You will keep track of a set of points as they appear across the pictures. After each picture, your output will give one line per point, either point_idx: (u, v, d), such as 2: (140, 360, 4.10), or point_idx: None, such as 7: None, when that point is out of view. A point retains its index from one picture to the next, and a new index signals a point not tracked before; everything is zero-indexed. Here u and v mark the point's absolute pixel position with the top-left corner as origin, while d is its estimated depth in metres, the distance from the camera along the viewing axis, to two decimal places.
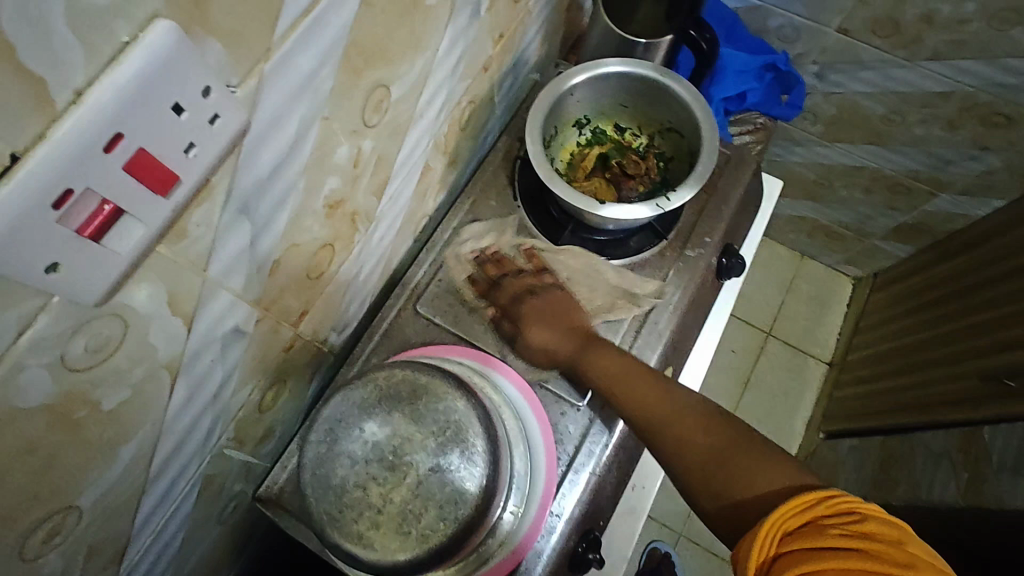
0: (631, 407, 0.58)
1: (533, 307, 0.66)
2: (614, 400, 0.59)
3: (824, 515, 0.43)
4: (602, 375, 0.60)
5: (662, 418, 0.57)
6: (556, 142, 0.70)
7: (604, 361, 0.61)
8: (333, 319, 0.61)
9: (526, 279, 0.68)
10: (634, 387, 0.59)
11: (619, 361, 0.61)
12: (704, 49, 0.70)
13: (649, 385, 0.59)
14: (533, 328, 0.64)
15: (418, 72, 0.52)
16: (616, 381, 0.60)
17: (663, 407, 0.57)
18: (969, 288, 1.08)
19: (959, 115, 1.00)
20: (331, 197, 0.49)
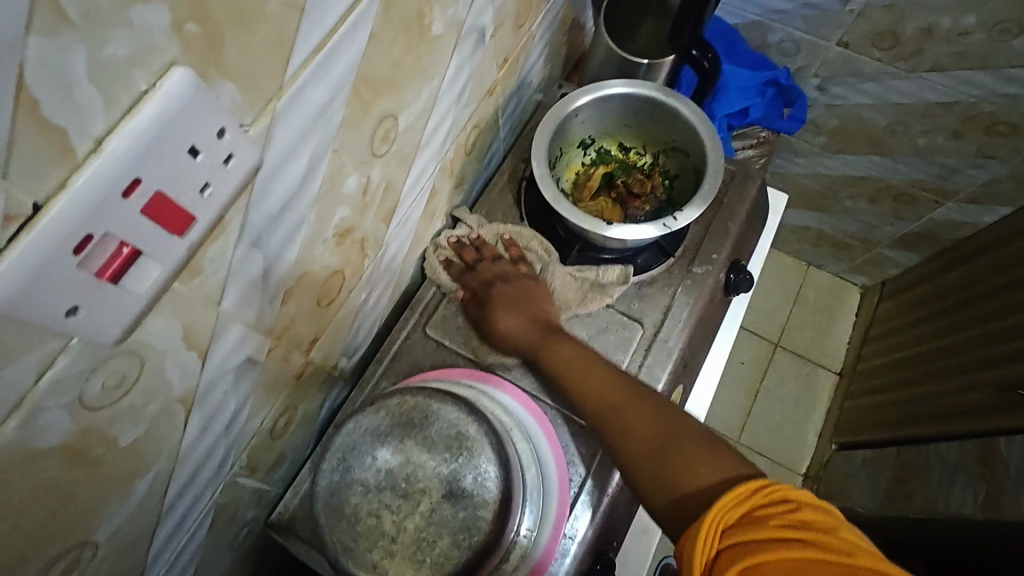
0: (583, 395, 0.58)
1: (503, 292, 0.66)
2: (569, 388, 0.59)
3: (762, 506, 0.41)
4: (559, 363, 0.60)
5: (613, 408, 0.56)
6: (561, 163, 0.70)
7: (562, 349, 0.61)
8: (343, 343, 0.62)
9: (500, 264, 0.68)
10: (590, 378, 0.58)
11: (576, 351, 0.61)
12: (707, 67, 0.71)
13: (602, 375, 0.58)
14: (503, 313, 0.65)
15: (425, 100, 0.52)
16: (572, 371, 0.59)
17: (615, 395, 0.56)
18: (979, 297, 1.07)
19: (962, 124, 1.00)
20: (341, 225, 0.49)
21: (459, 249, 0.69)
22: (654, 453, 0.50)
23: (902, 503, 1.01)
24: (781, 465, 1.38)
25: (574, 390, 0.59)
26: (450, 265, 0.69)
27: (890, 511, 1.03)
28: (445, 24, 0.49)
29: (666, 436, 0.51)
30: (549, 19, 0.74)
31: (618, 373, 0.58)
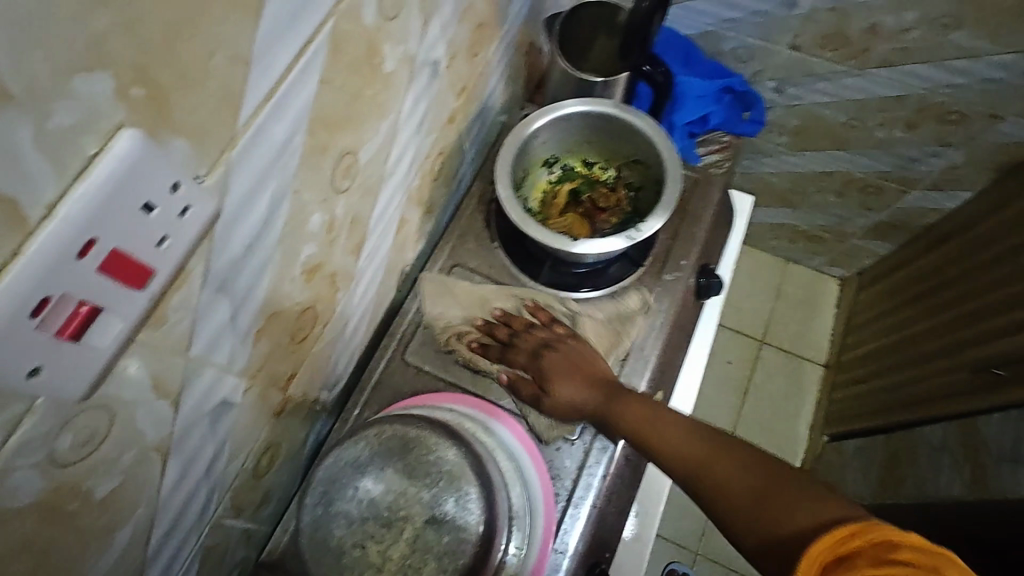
0: (663, 454, 0.53)
1: (550, 360, 0.64)
2: (645, 448, 0.55)
3: (861, 547, 0.37)
4: (625, 423, 0.57)
5: (695, 462, 0.50)
6: (527, 183, 0.72)
7: (626, 408, 0.58)
8: (322, 377, 0.62)
9: (537, 330, 0.67)
10: (663, 432, 0.55)
11: (638, 406, 0.58)
12: (660, 80, 0.74)
13: (676, 427, 0.54)
14: (557, 385, 0.62)
15: (383, 134, 0.54)
16: (642, 429, 0.56)
17: (687, 442, 0.52)
18: (950, 281, 1.10)
19: (916, 116, 1.03)
20: (308, 263, 0.50)
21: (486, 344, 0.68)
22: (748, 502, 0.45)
23: (894, 489, 1.02)
24: None
25: (652, 450, 0.54)
26: (488, 348, 0.67)
27: (884, 499, 1.04)
28: (397, 61, 0.51)
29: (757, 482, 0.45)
30: (505, 45, 0.76)
31: (690, 423, 0.54)
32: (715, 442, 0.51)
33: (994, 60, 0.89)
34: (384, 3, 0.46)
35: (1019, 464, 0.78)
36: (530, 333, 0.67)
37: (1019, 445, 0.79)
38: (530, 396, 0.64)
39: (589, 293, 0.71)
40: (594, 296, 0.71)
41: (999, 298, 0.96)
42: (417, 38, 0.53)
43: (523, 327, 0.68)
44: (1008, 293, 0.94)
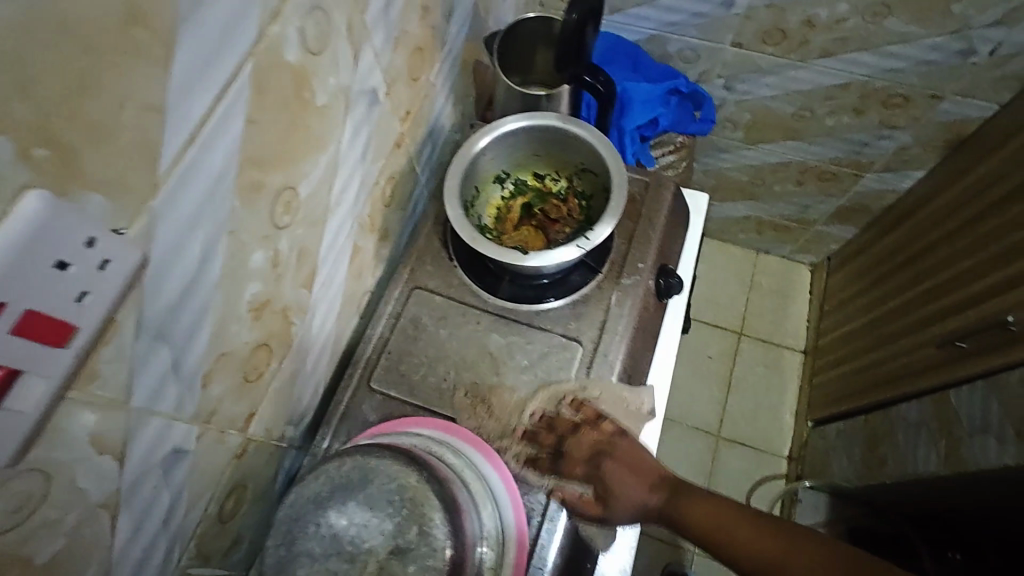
0: (741, 555, 0.58)
1: (606, 462, 0.62)
2: (720, 546, 0.59)
3: None
4: (695, 523, 0.60)
5: (775, 560, 0.57)
6: (480, 201, 0.73)
7: (694, 509, 0.61)
8: (286, 413, 0.62)
9: (586, 429, 0.64)
10: (734, 529, 0.59)
11: (705, 504, 0.61)
12: (602, 91, 0.75)
13: (738, 521, 0.60)
14: (619, 489, 0.61)
15: (324, 166, 0.54)
16: (713, 528, 0.60)
17: (752, 534, 0.59)
18: (911, 259, 1.12)
19: (862, 101, 1.06)
20: (255, 300, 0.50)
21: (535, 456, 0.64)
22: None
23: (877, 470, 1.03)
24: (764, 451, 1.40)
25: (728, 552, 0.59)
26: (535, 463, 0.64)
27: (869, 480, 1.05)
28: (329, 93, 0.51)
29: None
30: (448, 66, 0.77)
31: (752, 515, 0.60)
32: (786, 531, 0.58)
33: (928, 43, 0.92)
34: (307, 38, 0.46)
35: (989, 434, 0.78)
36: (577, 437, 0.64)
37: (987, 415, 0.80)
38: (593, 510, 0.61)
39: (550, 303, 0.71)
40: (555, 306, 0.71)
41: (953, 273, 0.97)
42: (349, 69, 0.53)
43: (567, 430, 0.65)
44: (961, 267, 0.96)
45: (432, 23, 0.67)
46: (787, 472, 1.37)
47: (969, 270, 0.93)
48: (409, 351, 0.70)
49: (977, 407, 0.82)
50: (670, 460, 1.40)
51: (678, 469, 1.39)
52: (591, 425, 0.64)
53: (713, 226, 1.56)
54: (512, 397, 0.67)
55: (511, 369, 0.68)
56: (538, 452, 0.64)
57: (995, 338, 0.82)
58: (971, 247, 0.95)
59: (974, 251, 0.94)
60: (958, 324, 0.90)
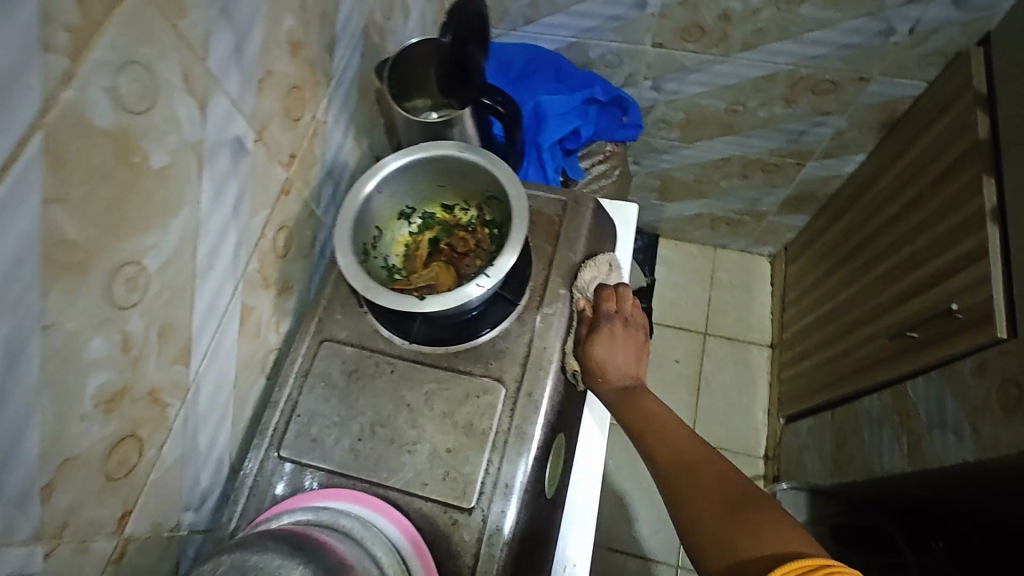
0: (656, 451, 0.58)
1: (609, 325, 0.66)
2: (642, 437, 0.60)
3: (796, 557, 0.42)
4: (635, 409, 0.62)
5: (680, 463, 0.55)
6: (384, 240, 0.68)
7: (645, 399, 0.63)
8: (179, 499, 0.56)
9: (618, 303, 0.68)
10: (665, 429, 0.60)
11: (654, 404, 0.62)
12: (503, 111, 0.71)
13: (671, 427, 0.60)
14: (606, 345, 0.65)
15: (179, 232, 0.49)
16: (646, 417, 0.61)
17: (676, 439, 0.58)
18: (859, 246, 1.09)
19: (791, 91, 1.03)
20: (104, 392, 0.45)
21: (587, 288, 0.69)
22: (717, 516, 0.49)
23: (846, 468, 0.99)
24: (739, 453, 1.36)
25: (646, 443, 0.59)
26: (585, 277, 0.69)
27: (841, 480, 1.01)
28: (171, 152, 0.46)
29: (733, 499, 0.50)
30: (340, 100, 0.72)
31: (688, 433, 0.59)
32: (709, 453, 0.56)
33: (847, 26, 0.89)
34: (122, 98, 0.41)
35: (948, 428, 0.75)
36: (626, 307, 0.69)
37: (944, 407, 0.76)
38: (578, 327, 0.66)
39: (467, 344, 0.67)
40: (472, 346, 0.67)
41: (898, 259, 0.94)
42: (196, 122, 0.48)
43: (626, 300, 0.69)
44: (904, 253, 0.92)
45: (307, 58, 0.63)
46: (764, 472, 1.34)
47: (912, 256, 0.90)
48: (321, 412, 0.65)
49: (933, 401, 0.79)
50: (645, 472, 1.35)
51: None
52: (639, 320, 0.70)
53: (667, 226, 1.52)
54: (432, 450, 0.62)
55: (430, 421, 0.63)
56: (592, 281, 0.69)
57: (943, 325, 0.78)
58: (909, 233, 0.92)
59: (916, 235, 0.90)
60: (909, 312, 0.86)
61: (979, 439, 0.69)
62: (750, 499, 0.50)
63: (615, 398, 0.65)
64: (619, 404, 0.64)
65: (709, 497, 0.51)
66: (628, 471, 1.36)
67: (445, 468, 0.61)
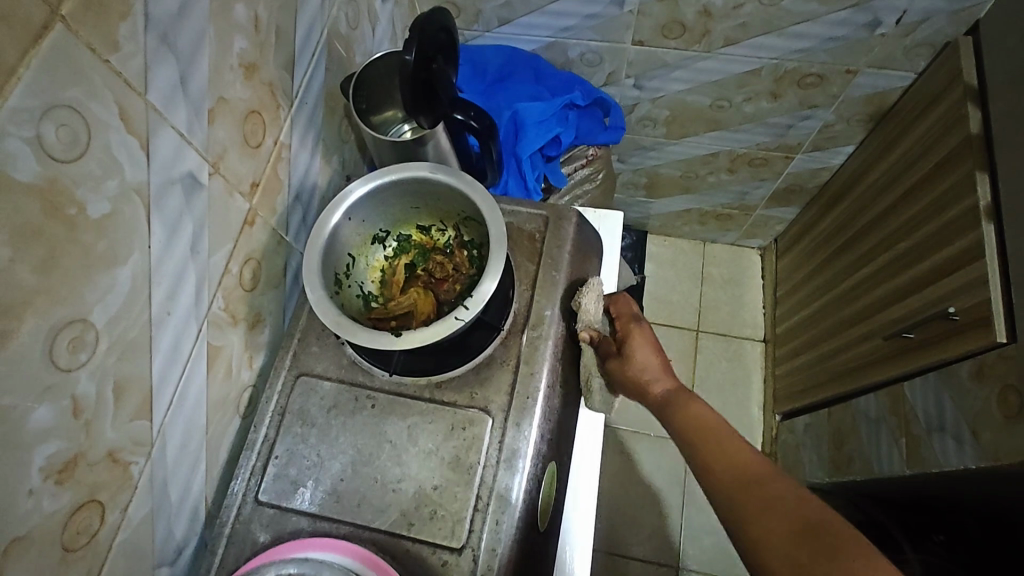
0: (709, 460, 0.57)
1: (635, 335, 0.69)
2: (695, 448, 0.59)
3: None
4: (687, 422, 0.62)
5: (737, 478, 0.54)
6: (358, 267, 0.64)
7: (696, 412, 0.62)
8: (152, 556, 0.53)
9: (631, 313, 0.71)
10: (722, 444, 0.58)
11: (708, 415, 0.61)
12: (476, 126, 0.69)
13: (729, 439, 0.58)
14: (639, 354, 0.68)
15: (129, 282, 0.46)
16: (701, 431, 0.60)
17: (735, 451, 0.56)
18: (850, 242, 1.06)
19: (776, 85, 1.00)
20: (53, 464, 0.41)
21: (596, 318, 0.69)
22: (785, 541, 0.48)
23: (846, 470, 0.98)
24: None
25: (702, 458, 0.58)
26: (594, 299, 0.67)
27: (841, 481, 1.00)
28: (111, 199, 0.43)
29: (801, 521, 0.49)
30: (304, 119, 0.68)
31: (741, 442, 0.58)
32: (771, 468, 0.54)
33: (832, 18, 0.86)
34: (48, 147, 0.37)
35: (949, 433, 0.73)
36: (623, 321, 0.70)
37: (944, 411, 0.75)
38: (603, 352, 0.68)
39: (449, 373, 0.64)
40: (454, 375, 0.64)
41: (891, 256, 0.91)
42: (139, 164, 0.45)
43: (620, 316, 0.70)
44: (897, 250, 0.90)
45: (263, 80, 0.59)
46: None
47: (905, 255, 0.87)
48: (299, 452, 0.62)
49: (932, 404, 0.77)
50: (643, 474, 1.34)
51: (652, 483, 1.33)
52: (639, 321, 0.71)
53: (655, 223, 1.50)
54: (418, 488, 0.59)
55: (414, 456, 0.60)
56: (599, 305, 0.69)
57: (939, 328, 0.76)
58: (901, 229, 0.90)
59: (910, 231, 0.87)
60: (905, 311, 0.84)
61: (981, 445, 0.68)
62: (819, 520, 0.48)
63: (661, 403, 0.66)
64: (666, 414, 0.65)
65: (775, 521, 0.50)
66: (627, 475, 1.34)
67: (432, 506, 0.58)
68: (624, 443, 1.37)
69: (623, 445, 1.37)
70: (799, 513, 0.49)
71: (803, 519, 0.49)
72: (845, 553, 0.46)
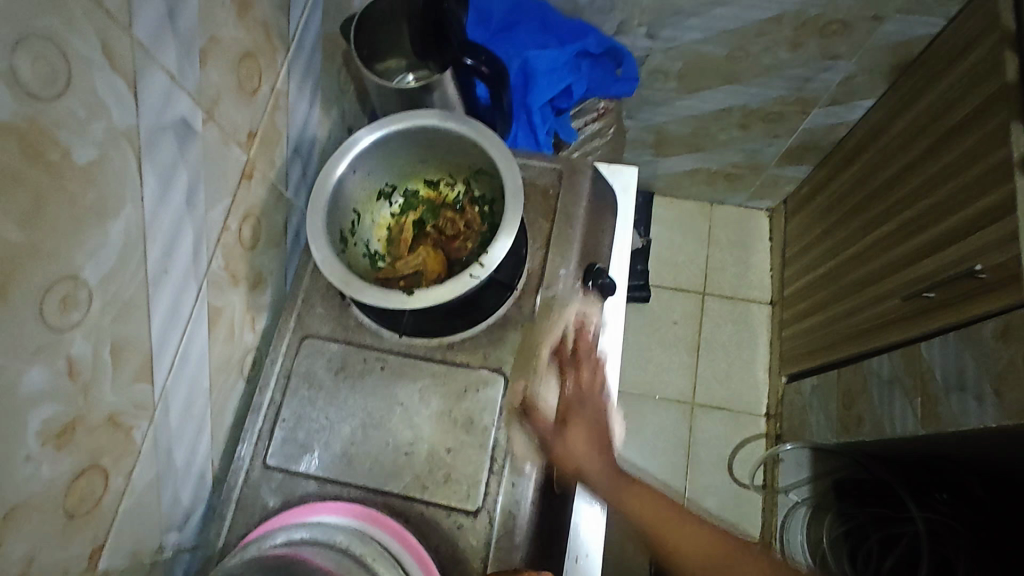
0: (684, 558, 0.51)
1: (583, 407, 0.58)
2: (662, 544, 0.53)
3: None
4: (643, 512, 0.54)
5: (707, 556, 0.51)
6: (364, 224, 0.61)
7: (645, 503, 0.54)
8: (159, 523, 0.52)
9: (598, 368, 0.61)
10: (681, 542, 0.52)
11: (662, 504, 0.54)
12: (487, 72, 0.66)
13: (683, 520, 0.53)
14: (577, 429, 0.57)
15: (122, 238, 0.42)
16: (659, 534, 0.53)
17: (708, 542, 0.51)
18: (868, 198, 1.03)
19: (797, 34, 0.95)
20: (51, 427, 0.39)
21: (570, 347, 0.61)
22: None
23: (855, 429, 0.98)
24: (741, 412, 1.35)
25: (675, 561, 0.52)
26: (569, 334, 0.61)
27: (848, 439, 1.00)
28: (98, 144, 0.39)
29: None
30: (302, 65, 0.64)
31: (698, 518, 0.54)
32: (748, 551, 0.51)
33: None
34: (24, 83, 0.34)
35: (969, 393, 0.72)
36: (575, 371, 0.60)
37: (964, 372, 0.73)
38: (550, 429, 0.57)
39: (462, 333, 0.61)
40: (467, 335, 0.61)
41: (912, 214, 0.88)
42: (128, 107, 0.41)
43: (581, 357, 0.60)
44: (918, 207, 0.87)
45: (257, 19, 0.54)
46: (766, 430, 1.33)
47: (928, 212, 0.84)
48: (307, 415, 0.59)
49: (952, 364, 0.75)
50: (647, 436, 1.34)
51: (656, 444, 1.33)
52: (588, 372, 0.60)
53: (662, 183, 1.45)
54: (431, 451, 0.57)
55: (426, 419, 0.58)
56: (569, 335, 0.61)
57: (963, 287, 0.74)
58: (924, 185, 0.87)
59: (933, 187, 0.84)
60: (928, 270, 0.82)
61: (1003, 404, 0.67)
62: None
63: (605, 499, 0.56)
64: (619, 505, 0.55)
65: None
66: (632, 435, 1.34)
67: (446, 469, 0.57)
68: (628, 405, 1.36)
69: (628, 408, 1.36)
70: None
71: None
72: None
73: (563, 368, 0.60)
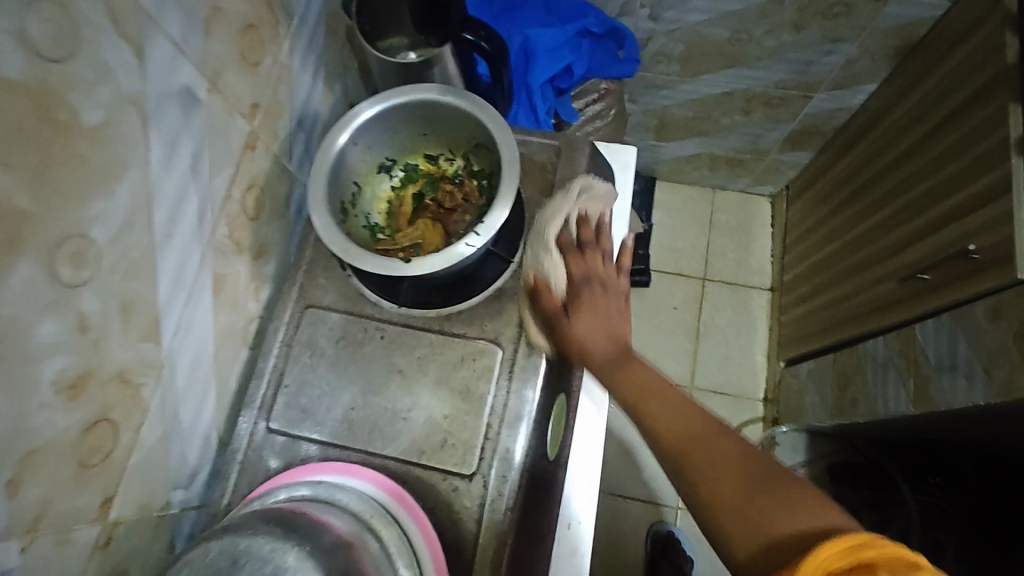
0: (659, 424, 0.52)
1: (594, 295, 0.59)
2: (641, 411, 0.53)
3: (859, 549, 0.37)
4: (631, 387, 0.55)
5: (682, 437, 0.50)
6: (365, 197, 0.63)
7: (637, 372, 0.55)
8: (166, 479, 0.54)
9: (607, 249, 0.62)
10: (657, 413, 0.52)
11: (654, 378, 0.55)
12: (487, 47, 0.66)
13: (677, 403, 0.52)
14: (585, 317, 0.58)
15: (129, 200, 0.44)
16: (639, 402, 0.54)
17: (689, 427, 0.50)
18: (868, 183, 1.03)
19: (800, 16, 0.95)
20: (62, 379, 0.41)
21: (580, 230, 0.62)
22: (736, 498, 0.45)
23: (850, 410, 0.99)
24: (740, 396, 1.36)
25: (651, 431, 0.52)
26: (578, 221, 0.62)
27: (843, 421, 1.01)
28: (106, 107, 0.41)
29: (748, 470, 0.46)
30: (305, 40, 0.65)
31: (692, 403, 0.53)
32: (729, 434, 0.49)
33: None
34: (34, 45, 0.35)
35: (959, 371, 0.73)
36: (589, 256, 0.61)
37: (956, 351, 0.74)
38: (555, 312, 0.59)
39: (461, 305, 0.63)
40: (465, 307, 0.63)
41: (911, 197, 0.89)
42: (134, 72, 0.43)
43: (589, 241, 0.61)
44: (917, 190, 0.88)
45: None
46: (763, 413, 1.34)
47: (926, 194, 0.85)
48: (308, 381, 0.61)
49: (944, 343, 0.76)
50: None
51: None
52: (601, 258, 0.61)
53: (665, 168, 1.46)
54: (428, 417, 0.59)
55: (424, 387, 0.60)
56: (579, 221, 0.62)
57: (957, 267, 0.75)
58: (924, 168, 0.87)
59: (932, 169, 0.85)
60: (924, 252, 0.82)
61: (992, 381, 0.68)
62: (772, 469, 0.46)
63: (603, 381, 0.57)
64: (612, 384, 0.56)
65: (729, 483, 0.46)
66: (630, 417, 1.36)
67: (442, 434, 0.59)
68: None
69: None
70: (748, 463, 0.47)
71: (757, 471, 0.46)
72: (800, 509, 0.42)
73: (572, 244, 0.61)
